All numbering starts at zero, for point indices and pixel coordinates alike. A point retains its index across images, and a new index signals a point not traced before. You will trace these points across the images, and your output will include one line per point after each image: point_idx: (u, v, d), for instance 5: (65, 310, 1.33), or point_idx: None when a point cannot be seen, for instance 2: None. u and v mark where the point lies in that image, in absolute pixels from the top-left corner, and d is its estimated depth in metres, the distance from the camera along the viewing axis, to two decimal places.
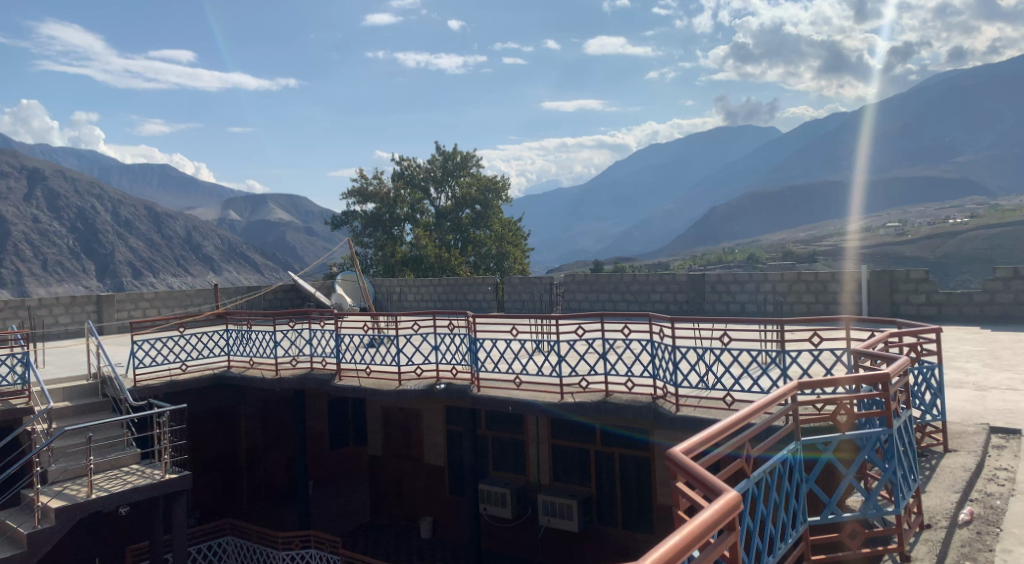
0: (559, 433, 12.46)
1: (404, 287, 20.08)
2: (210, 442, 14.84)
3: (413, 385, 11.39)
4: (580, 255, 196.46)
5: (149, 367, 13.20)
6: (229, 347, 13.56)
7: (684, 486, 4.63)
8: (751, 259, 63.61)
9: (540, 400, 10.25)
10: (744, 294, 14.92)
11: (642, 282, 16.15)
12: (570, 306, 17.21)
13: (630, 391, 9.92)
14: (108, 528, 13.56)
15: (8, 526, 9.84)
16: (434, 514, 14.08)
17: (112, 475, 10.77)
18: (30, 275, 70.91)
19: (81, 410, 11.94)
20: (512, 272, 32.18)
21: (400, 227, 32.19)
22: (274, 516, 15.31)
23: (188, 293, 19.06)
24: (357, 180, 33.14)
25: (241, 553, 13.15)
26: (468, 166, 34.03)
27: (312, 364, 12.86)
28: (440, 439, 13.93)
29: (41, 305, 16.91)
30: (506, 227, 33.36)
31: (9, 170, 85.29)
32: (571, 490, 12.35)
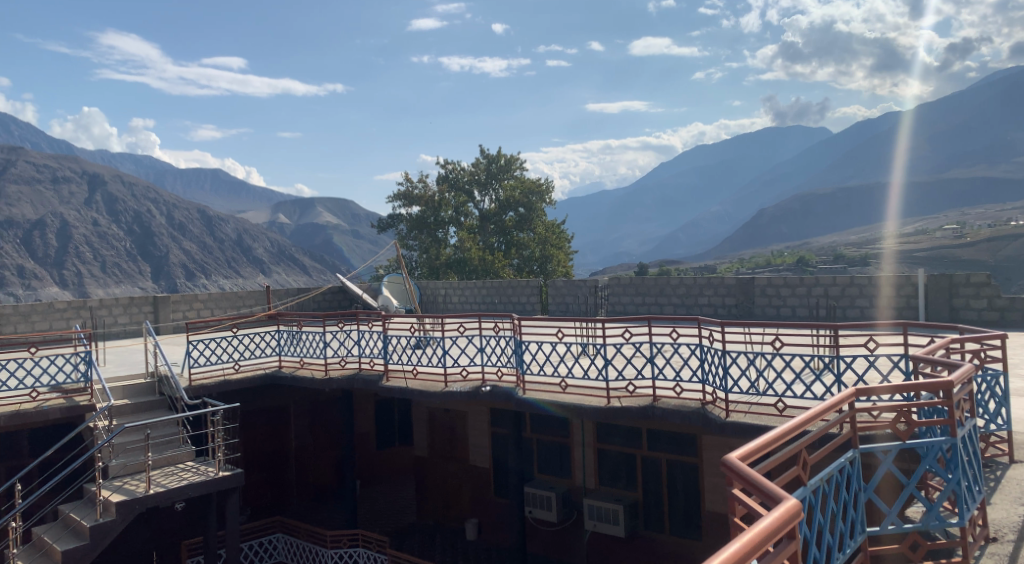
0: (604, 437, 12.39)
1: (449, 288, 20.18)
2: (260, 440, 15.16)
3: (459, 387, 11.44)
4: (625, 257, 195.34)
5: (202, 366, 13.51)
6: (281, 347, 13.79)
7: (740, 491, 4.56)
8: (800, 261, 62.63)
9: (587, 405, 10.19)
10: (795, 298, 14.64)
11: (689, 285, 15.98)
12: (615, 309, 17.12)
13: (678, 396, 9.77)
14: (163, 522, 13.95)
15: (73, 519, 10.17)
16: (479, 515, 14.14)
17: (169, 470, 11.05)
18: (89, 276, 73.21)
19: (140, 408, 12.29)
20: (555, 275, 32.46)
21: (444, 230, 32.41)
22: (321, 513, 15.52)
23: (241, 295, 19.52)
24: (403, 182, 33.41)
25: (291, 550, 13.33)
26: (512, 169, 34.14)
27: (361, 364, 12.99)
28: (485, 440, 13.97)
29: (102, 305, 17.48)
30: (550, 230, 33.35)
31: (71, 176, 88.52)
32: (616, 493, 12.30)
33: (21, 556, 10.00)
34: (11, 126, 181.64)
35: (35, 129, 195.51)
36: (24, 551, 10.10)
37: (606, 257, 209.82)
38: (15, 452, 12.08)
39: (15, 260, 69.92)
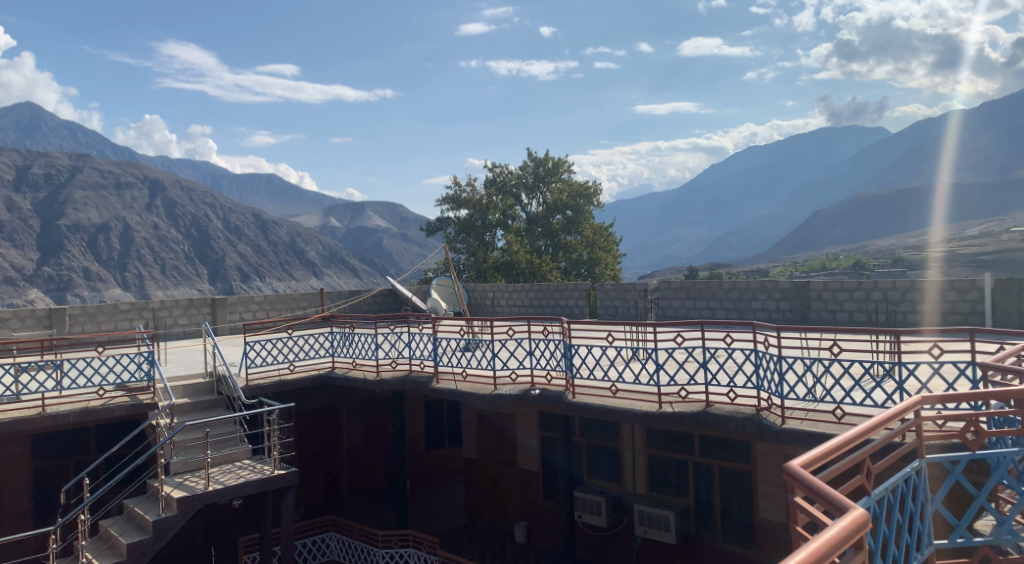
0: (655, 442, 12.28)
1: (497, 291, 20.21)
2: (314, 438, 15.46)
3: (508, 389, 11.44)
4: (675, 260, 193.52)
5: (259, 366, 13.82)
6: (334, 348, 14.03)
7: (801, 500, 4.49)
8: (856, 265, 61.24)
9: (638, 410, 10.10)
10: (852, 301, 14.33)
11: (742, 289, 15.76)
12: (665, 313, 16.92)
13: (732, 403, 9.63)
14: (221, 518, 14.29)
15: (137, 514, 10.48)
16: (529, 519, 14.12)
17: (227, 468, 11.32)
18: (150, 278, 75.55)
19: (200, 407, 12.59)
20: (604, 278, 32.30)
21: (492, 233, 32.52)
22: (372, 511, 15.70)
23: (295, 297, 19.94)
24: (451, 186, 33.64)
25: (343, 549, 13.53)
26: (560, 172, 34.12)
27: (411, 366, 13.10)
28: (533, 443, 13.98)
29: (163, 307, 17.99)
30: (598, 233, 33.11)
31: (134, 181, 91.58)
32: (667, 500, 12.17)
33: (89, 548, 10.33)
34: (78, 134, 188.51)
35: (99, 136, 202.57)
36: (91, 544, 10.43)
37: (654, 260, 208.11)
38: (81, 448, 12.53)
39: (81, 262, 72.45)
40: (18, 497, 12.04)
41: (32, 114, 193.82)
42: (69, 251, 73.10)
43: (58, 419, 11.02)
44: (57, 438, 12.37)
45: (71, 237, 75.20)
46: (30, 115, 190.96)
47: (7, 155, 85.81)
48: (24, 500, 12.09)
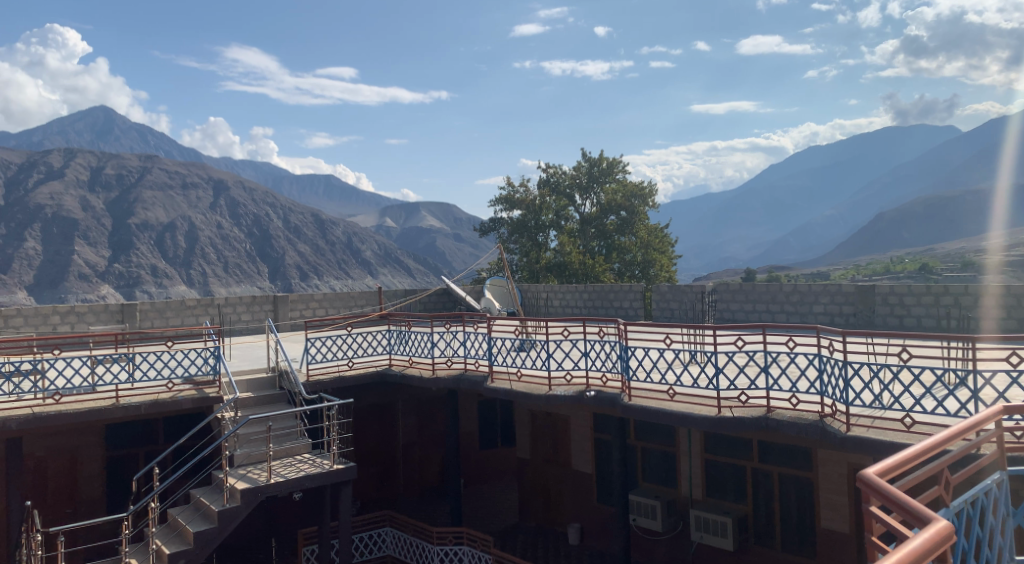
0: (712, 447, 12.10)
1: (551, 292, 20.16)
2: (371, 433, 15.68)
3: (563, 390, 11.40)
4: (731, 262, 190.78)
5: (320, 363, 14.05)
6: (391, 346, 14.16)
7: (877, 509, 4.36)
8: (923, 268, 59.35)
9: (697, 413, 9.90)
10: (920, 307, 13.87)
11: (802, 292, 15.39)
12: (723, 316, 16.65)
13: (794, 409, 9.41)
14: (283, 510, 14.62)
15: (203, 504, 10.78)
16: (583, 521, 14.08)
17: (288, 461, 11.57)
18: (214, 276, 77.63)
19: (263, 401, 12.83)
20: (659, 280, 31.65)
21: (545, 234, 32.57)
22: (426, 507, 15.81)
23: (353, 295, 20.28)
24: (504, 187, 33.76)
25: (400, 545, 13.68)
26: (614, 173, 33.84)
27: (466, 365, 13.14)
28: (587, 445, 13.93)
29: (228, 303, 18.46)
30: (652, 234, 32.74)
31: (199, 182, 94.42)
32: (724, 507, 11.96)
33: (159, 535, 10.68)
34: (147, 136, 195.10)
35: (165, 138, 209.40)
36: (160, 531, 10.80)
37: (710, 262, 205.04)
38: (151, 438, 12.97)
39: (149, 260, 74.85)
40: (93, 483, 12.50)
41: (104, 116, 201.62)
42: (138, 249, 75.68)
43: (130, 411, 11.40)
44: (129, 427, 12.84)
45: (140, 236, 77.85)
46: (103, 117, 198.68)
47: (82, 157, 89.39)
48: (98, 486, 12.55)
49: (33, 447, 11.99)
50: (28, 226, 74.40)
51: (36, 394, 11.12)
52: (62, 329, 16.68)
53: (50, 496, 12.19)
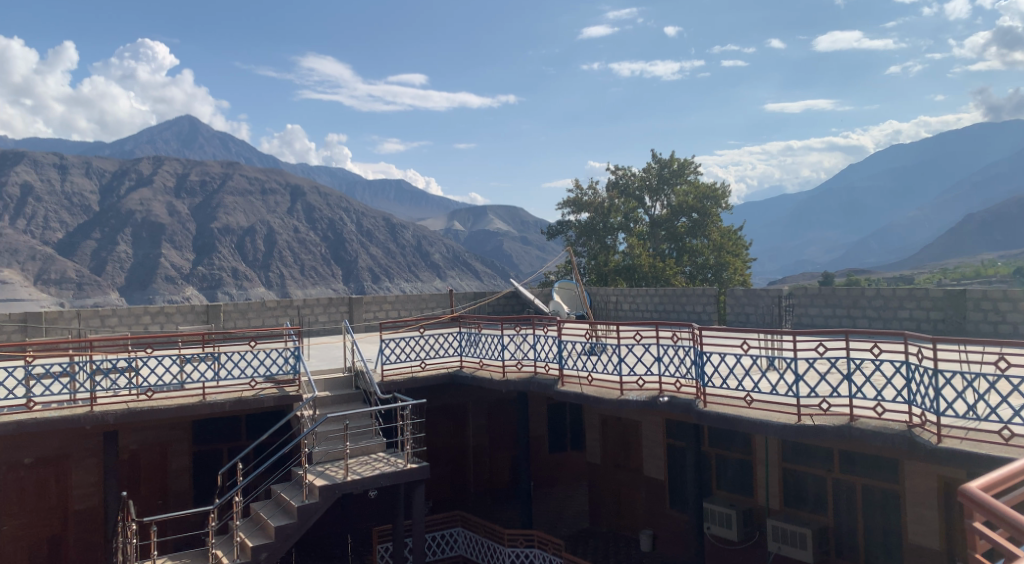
0: (792, 456, 11.75)
1: (621, 296, 19.97)
2: (443, 433, 15.85)
3: (635, 395, 11.24)
4: (807, 266, 185.46)
5: (394, 363, 14.23)
6: (462, 347, 14.24)
7: (982, 525, 4.21)
8: (1017, 273, 56.30)
9: (775, 422, 9.63)
10: (1016, 313, 13.18)
11: (886, 297, 14.79)
12: (802, 322, 16.19)
13: (880, 418, 9.05)
14: (358, 507, 14.91)
15: (283, 498, 11.08)
16: (655, 527, 13.88)
17: (364, 460, 11.77)
18: (291, 278, 79.74)
19: (339, 400, 13.04)
20: (732, 284, 30.79)
21: (613, 236, 32.43)
22: (496, 509, 15.83)
23: (425, 298, 20.56)
24: (573, 189, 33.61)
25: (472, 545, 13.74)
26: (686, 174, 33.16)
27: (536, 368, 13.11)
28: (659, 451, 13.73)
29: (306, 305, 18.99)
30: (726, 236, 31.89)
31: (277, 188, 97.34)
32: (803, 516, 11.58)
33: (243, 529, 11.04)
34: (229, 143, 202.29)
35: (245, 145, 216.76)
36: (244, 525, 11.16)
37: (783, 265, 199.81)
38: (234, 435, 13.43)
39: (230, 263, 77.60)
40: (181, 477, 13.00)
41: (190, 125, 210.24)
42: (220, 252, 78.49)
43: (216, 408, 11.80)
44: (214, 424, 13.32)
45: (222, 239, 80.72)
46: (188, 126, 206.65)
47: (169, 165, 93.56)
48: (187, 480, 13.03)
49: (128, 441, 12.60)
50: (120, 231, 78.11)
51: (130, 390, 11.63)
52: (152, 329, 17.44)
53: (143, 488, 12.77)
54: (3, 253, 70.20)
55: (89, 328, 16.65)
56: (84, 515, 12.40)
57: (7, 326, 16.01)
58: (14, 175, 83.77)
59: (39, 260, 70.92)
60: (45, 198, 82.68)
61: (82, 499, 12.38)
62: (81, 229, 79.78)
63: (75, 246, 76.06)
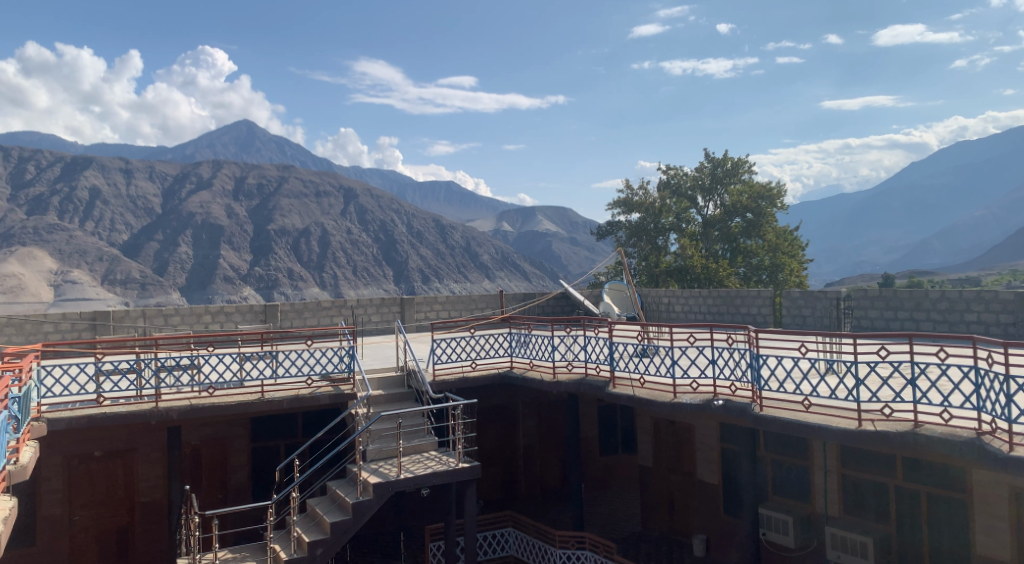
0: (851, 462, 11.49)
1: (673, 297, 19.76)
2: (493, 434, 15.93)
3: (689, 399, 11.10)
4: (866, 266, 180.61)
5: (444, 363, 14.31)
6: (512, 348, 14.26)
7: None
8: None
9: (835, 426, 9.38)
10: None
11: (953, 299, 14.32)
12: (861, 324, 15.80)
13: (946, 424, 8.79)
14: (410, 504, 15.10)
15: (338, 495, 11.25)
16: (708, 532, 13.70)
17: (416, 458, 11.87)
18: (344, 279, 80.94)
19: (392, 398, 13.17)
20: (788, 285, 30.14)
21: (665, 237, 32.14)
22: (547, 511, 15.79)
23: (475, 299, 20.65)
24: (623, 189, 33.40)
25: (522, 546, 13.75)
26: (740, 173, 32.63)
27: (587, 369, 13.06)
28: (713, 455, 13.55)
29: (360, 305, 19.28)
30: (781, 237, 31.27)
31: (330, 190, 98.96)
32: (864, 525, 11.29)
33: (299, 524, 11.26)
34: (285, 147, 206.68)
35: (300, 148, 220.97)
36: (300, 520, 11.37)
37: (841, 266, 194.65)
38: (291, 432, 13.70)
39: (286, 263, 79.18)
40: (240, 472, 13.32)
41: (247, 129, 215.19)
42: (276, 253, 80.10)
43: (274, 405, 12.07)
44: (272, 420, 13.60)
45: (278, 241, 82.39)
46: (246, 130, 211.24)
47: (228, 168, 95.96)
48: (246, 475, 13.34)
49: (190, 436, 12.98)
50: (181, 233, 80.45)
51: (193, 387, 11.95)
52: (212, 329, 17.88)
53: (204, 482, 13.14)
54: (73, 254, 72.87)
55: (154, 328, 17.20)
56: (149, 506, 12.81)
57: (76, 324, 16.62)
58: (83, 179, 86.99)
59: (106, 261, 73.41)
60: (112, 202, 85.63)
61: (147, 491, 12.79)
62: (145, 231, 82.40)
63: (139, 248, 78.57)
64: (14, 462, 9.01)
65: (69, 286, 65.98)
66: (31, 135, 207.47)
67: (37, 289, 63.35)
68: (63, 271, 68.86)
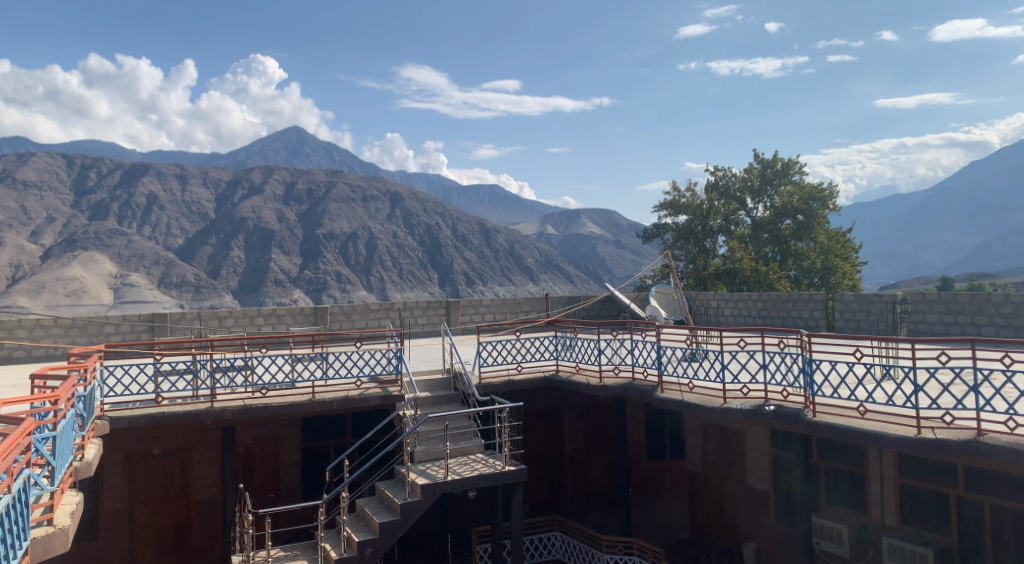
0: (909, 470, 11.19)
1: (722, 301, 19.49)
2: (539, 437, 15.94)
3: (739, 404, 10.94)
4: (923, 269, 175.31)
5: (490, 366, 14.36)
6: (558, 352, 14.23)
7: None
8: None
9: (892, 434, 9.18)
10: None
11: (1017, 303, 13.82)
12: (919, 329, 15.35)
13: (1012, 433, 8.50)
14: (456, 506, 15.20)
15: (387, 496, 11.36)
16: (759, 540, 13.46)
17: (463, 460, 11.94)
18: (390, 282, 81.64)
19: (440, 400, 13.26)
20: (841, 288, 29.42)
21: (713, 239, 31.75)
22: (595, 516, 15.69)
23: (520, 302, 20.69)
24: (669, 192, 33.12)
25: (569, 550, 13.70)
26: (790, 174, 32.05)
27: (634, 374, 12.97)
28: (764, 462, 13.33)
29: (407, 308, 19.48)
30: (833, 239, 30.57)
31: (377, 195, 100.17)
32: (923, 535, 10.97)
33: (349, 523, 11.42)
34: (333, 152, 209.85)
35: (349, 154, 224.27)
36: (350, 520, 11.51)
37: (896, 269, 189.54)
38: (340, 432, 13.91)
39: (334, 267, 80.30)
40: (292, 472, 13.56)
41: (297, 135, 219.20)
42: (325, 257, 81.32)
43: (325, 406, 12.27)
44: (323, 421, 13.83)
45: (326, 244, 83.66)
46: (296, 136, 215.32)
47: (278, 174, 97.92)
48: (297, 475, 13.58)
49: (244, 436, 13.29)
50: (234, 238, 82.28)
51: (246, 387, 12.20)
52: (265, 330, 18.27)
53: (257, 481, 13.41)
54: (131, 258, 75.03)
55: (209, 329, 17.65)
56: (204, 504, 13.12)
57: (135, 326, 17.18)
58: (140, 185, 89.68)
59: (162, 265, 75.41)
60: (168, 208, 88.03)
61: (202, 489, 13.10)
62: (199, 235, 84.51)
63: (193, 252, 80.58)
64: (80, 459, 9.33)
65: (127, 289, 67.88)
66: (93, 143, 215.02)
67: (98, 292, 65.37)
68: (122, 274, 70.90)
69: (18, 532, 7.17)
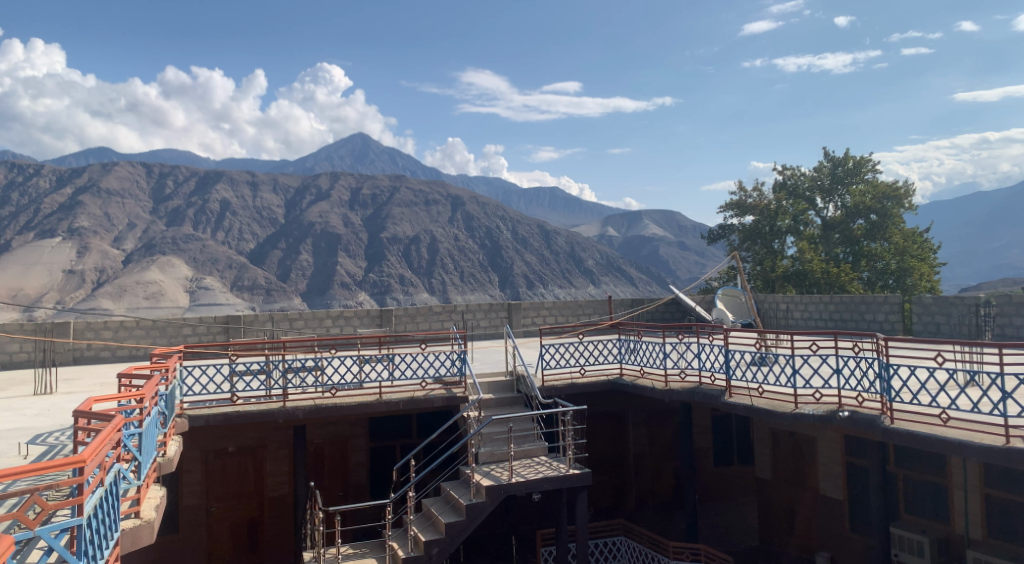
0: (995, 482, 10.70)
1: (791, 303, 18.98)
2: (603, 441, 15.85)
3: (811, 409, 10.62)
4: (1008, 270, 167.09)
5: (553, 368, 14.29)
6: (621, 355, 14.07)
7: None
8: None
9: (977, 443, 8.80)
10: None
11: None
12: (1005, 332, 14.63)
13: None
14: (521, 508, 15.25)
15: (452, 496, 11.44)
16: (833, 550, 13.07)
17: (527, 462, 11.95)
18: (451, 284, 82.11)
19: (503, 402, 13.29)
20: (918, 290, 28.48)
21: (781, 240, 31.03)
22: (659, 521, 15.50)
23: (581, 304, 20.57)
24: (736, 192, 32.48)
25: (634, 555, 13.56)
26: (862, 172, 31.03)
27: (700, 378, 12.75)
28: (838, 470, 12.96)
29: (469, 310, 19.63)
30: (909, 239, 29.44)
31: (439, 199, 101.23)
32: (1012, 551, 10.48)
33: (416, 523, 11.54)
34: (397, 157, 212.97)
35: (413, 159, 227.34)
36: (416, 520, 11.65)
37: (978, 270, 181.28)
38: (406, 433, 14.12)
39: (398, 270, 81.43)
40: (359, 471, 13.80)
41: (363, 141, 223.32)
42: (388, 260, 82.58)
43: (392, 406, 12.45)
44: (389, 421, 14.05)
45: (390, 248, 85.02)
46: (362, 142, 219.27)
47: (345, 179, 99.98)
48: (364, 474, 13.81)
49: (314, 435, 13.57)
50: (302, 242, 84.29)
51: (317, 387, 12.47)
52: (332, 332, 18.60)
53: (326, 479, 13.69)
54: (206, 262, 77.60)
55: (279, 331, 18.10)
56: (277, 501, 13.49)
57: (211, 328, 17.77)
58: (214, 193, 92.74)
59: (234, 269, 77.74)
60: (240, 213, 90.73)
61: (275, 486, 13.48)
62: (270, 239, 86.83)
63: (264, 256, 82.87)
64: (162, 455, 9.68)
65: (202, 292, 70.22)
66: (171, 152, 223.46)
67: (175, 295, 67.81)
68: (197, 278, 73.38)
69: (109, 525, 7.49)
